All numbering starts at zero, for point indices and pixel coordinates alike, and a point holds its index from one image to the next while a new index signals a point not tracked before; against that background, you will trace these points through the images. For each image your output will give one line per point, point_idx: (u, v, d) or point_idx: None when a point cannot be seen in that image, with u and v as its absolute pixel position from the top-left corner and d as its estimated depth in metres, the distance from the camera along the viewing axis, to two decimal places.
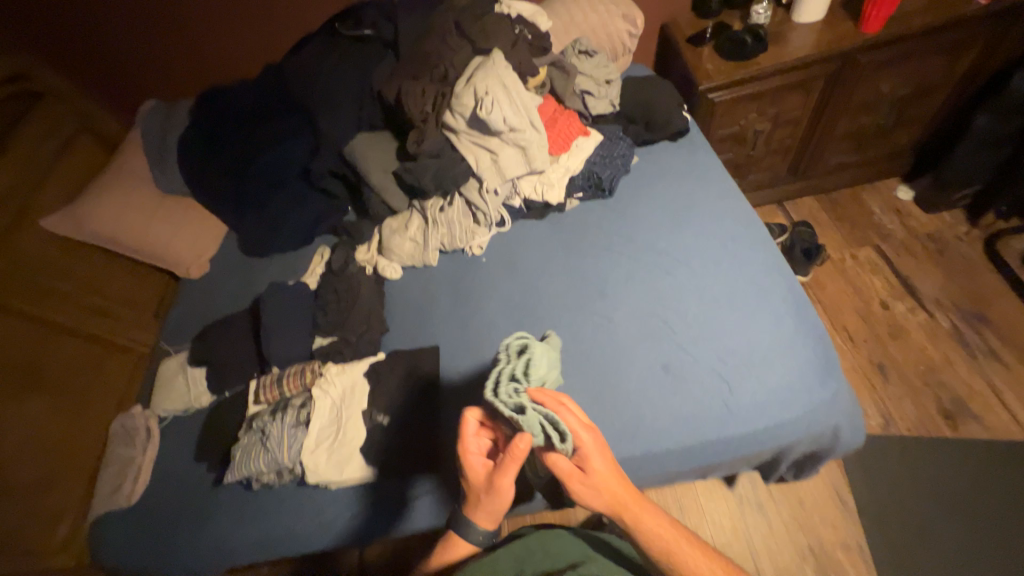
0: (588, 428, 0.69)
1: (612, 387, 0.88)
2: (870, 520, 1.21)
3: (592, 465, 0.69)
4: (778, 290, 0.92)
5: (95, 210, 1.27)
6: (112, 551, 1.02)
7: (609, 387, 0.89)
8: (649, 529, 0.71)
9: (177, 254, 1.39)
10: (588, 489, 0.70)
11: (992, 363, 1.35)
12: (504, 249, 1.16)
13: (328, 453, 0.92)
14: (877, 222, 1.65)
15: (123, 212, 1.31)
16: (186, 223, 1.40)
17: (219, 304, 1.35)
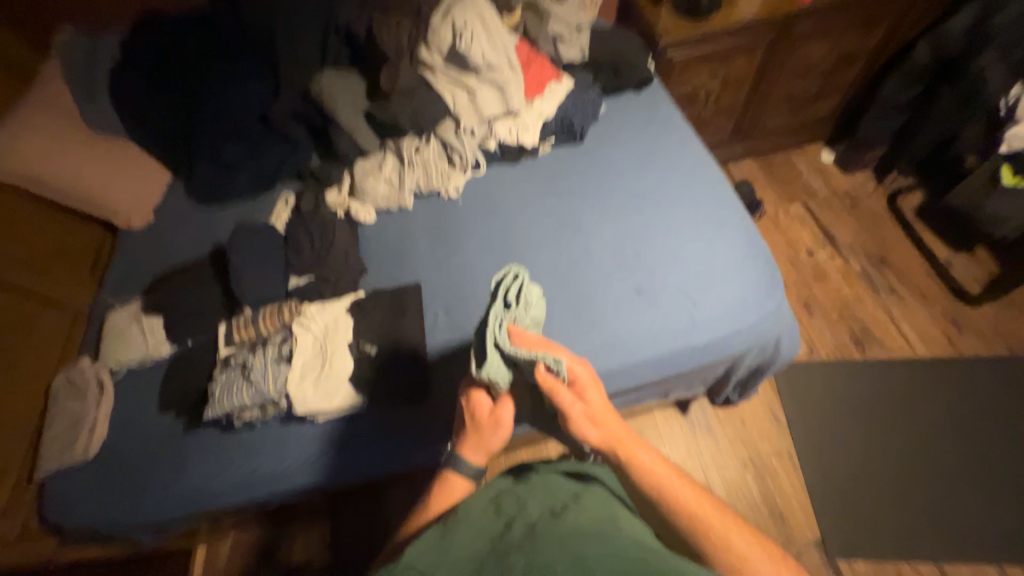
0: (583, 363, 0.70)
1: (592, 310, 0.96)
2: (799, 431, 1.40)
3: (588, 396, 0.70)
4: (733, 222, 1.03)
5: (13, 147, 1.12)
6: (67, 509, 0.95)
7: (589, 310, 0.96)
8: (646, 470, 0.68)
9: (114, 200, 1.26)
10: (584, 420, 0.70)
11: (891, 298, 1.59)
12: (481, 191, 1.18)
13: (314, 385, 0.91)
14: (805, 182, 1.86)
15: (50, 149, 1.17)
16: (123, 167, 1.27)
17: (169, 254, 1.25)
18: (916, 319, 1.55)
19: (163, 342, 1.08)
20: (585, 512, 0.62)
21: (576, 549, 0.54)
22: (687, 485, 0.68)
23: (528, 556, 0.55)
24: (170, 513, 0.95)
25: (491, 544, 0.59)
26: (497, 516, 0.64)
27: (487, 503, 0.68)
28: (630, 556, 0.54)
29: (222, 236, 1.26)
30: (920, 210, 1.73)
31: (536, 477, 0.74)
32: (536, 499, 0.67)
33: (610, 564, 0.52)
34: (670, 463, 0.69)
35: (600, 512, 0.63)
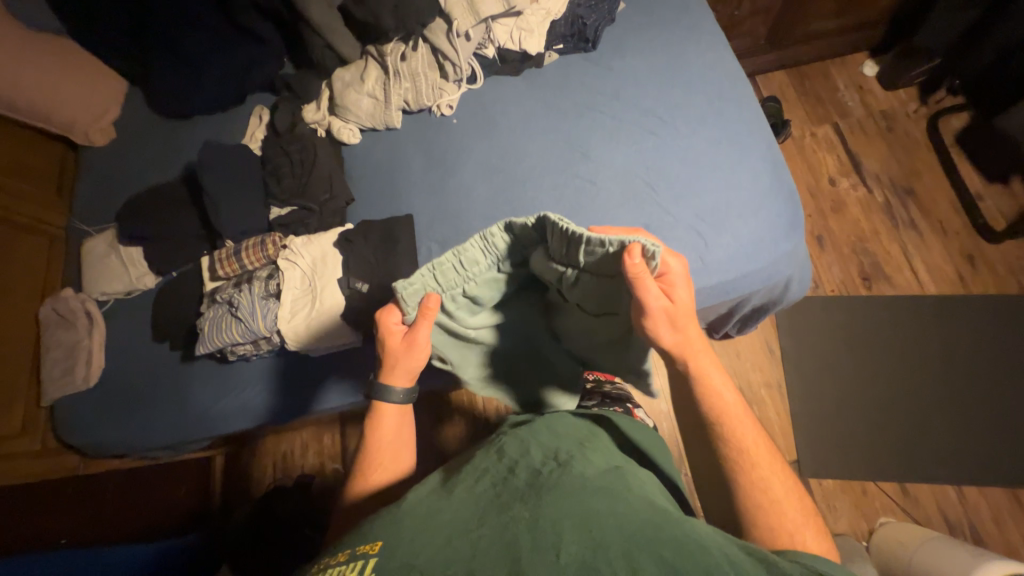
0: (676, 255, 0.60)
1: None
2: (792, 364, 1.42)
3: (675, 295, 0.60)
4: (759, 150, 0.92)
5: None
6: (77, 433, 0.98)
7: None
8: (715, 392, 0.64)
9: (71, 112, 1.14)
10: (665, 320, 0.60)
11: (909, 232, 1.52)
12: (478, 108, 1.05)
13: (306, 321, 0.87)
14: (840, 100, 1.68)
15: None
16: (67, 74, 1.12)
17: (139, 176, 1.15)
18: (931, 255, 1.49)
19: (146, 273, 1.03)
20: (590, 464, 0.62)
21: (578, 500, 0.53)
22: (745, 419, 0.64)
23: (530, 501, 0.54)
24: (173, 437, 0.97)
25: (494, 487, 0.59)
26: (503, 462, 0.64)
27: (493, 450, 0.68)
28: (631, 509, 0.53)
29: (194, 156, 1.15)
30: (961, 135, 1.58)
31: (551, 419, 0.75)
32: (545, 447, 0.66)
33: (610, 517, 0.51)
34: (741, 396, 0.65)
35: (606, 466, 0.63)
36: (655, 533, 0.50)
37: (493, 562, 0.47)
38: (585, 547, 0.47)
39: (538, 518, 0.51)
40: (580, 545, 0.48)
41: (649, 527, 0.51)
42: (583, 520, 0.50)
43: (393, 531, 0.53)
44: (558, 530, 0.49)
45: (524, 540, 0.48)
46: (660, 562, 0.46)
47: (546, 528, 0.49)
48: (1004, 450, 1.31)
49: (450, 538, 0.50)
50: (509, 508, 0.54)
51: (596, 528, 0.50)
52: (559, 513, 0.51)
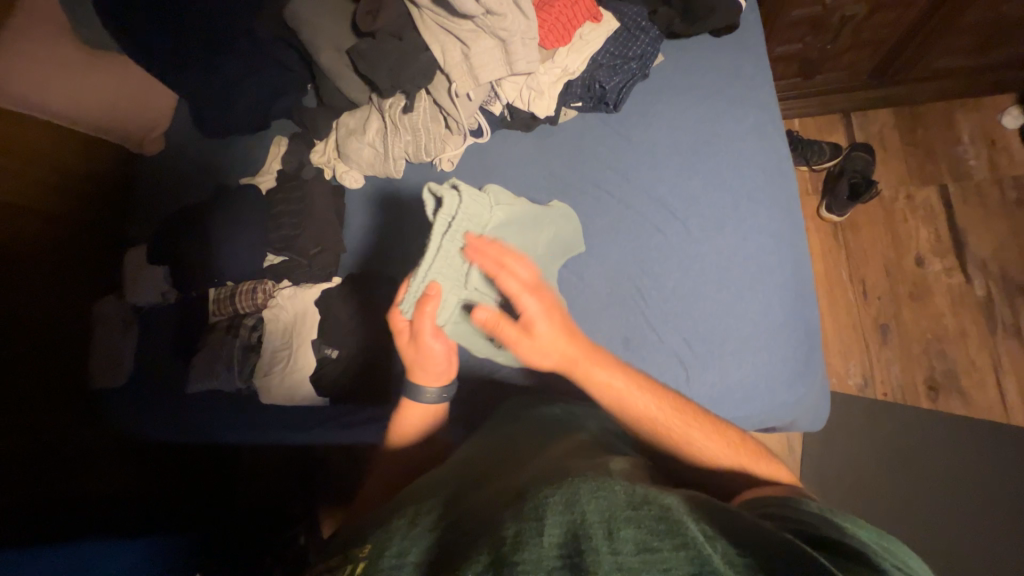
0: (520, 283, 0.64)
1: None
2: (814, 473, 1.22)
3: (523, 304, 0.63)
4: (781, 275, 0.78)
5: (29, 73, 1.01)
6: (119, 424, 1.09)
7: None
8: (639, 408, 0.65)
9: (121, 126, 1.15)
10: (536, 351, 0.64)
11: (1006, 341, 1.23)
12: (479, 167, 0.99)
13: (279, 376, 0.95)
14: (957, 156, 1.35)
15: (34, 63, 1.01)
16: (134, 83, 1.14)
17: (170, 192, 1.23)
18: None
19: (166, 289, 1.12)
20: (572, 462, 0.56)
21: (554, 487, 0.46)
22: (645, 398, 0.66)
23: (510, 508, 0.47)
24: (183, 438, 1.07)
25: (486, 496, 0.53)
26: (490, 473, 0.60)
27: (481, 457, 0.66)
28: (610, 484, 0.46)
29: (218, 178, 1.21)
30: None
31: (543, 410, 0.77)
32: (516, 455, 0.64)
33: (588, 493, 0.44)
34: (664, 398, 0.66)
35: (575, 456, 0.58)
36: (634, 508, 0.43)
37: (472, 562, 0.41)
38: (563, 530, 0.41)
39: (516, 514, 0.44)
40: (561, 525, 0.41)
41: (629, 501, 0.44)
42: (565, 502, 0.44)
43: (390, 539, 0.48)
44: (538, 515, 0.43)
45: (505, 540, 0.41)
46: (641, 538, 0.40)
47: (528, 524, 0.42)
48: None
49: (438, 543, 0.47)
50: (497, 510, 0.48)
51: (577, 506, 0.43)
52: (537, 505, 0.44)
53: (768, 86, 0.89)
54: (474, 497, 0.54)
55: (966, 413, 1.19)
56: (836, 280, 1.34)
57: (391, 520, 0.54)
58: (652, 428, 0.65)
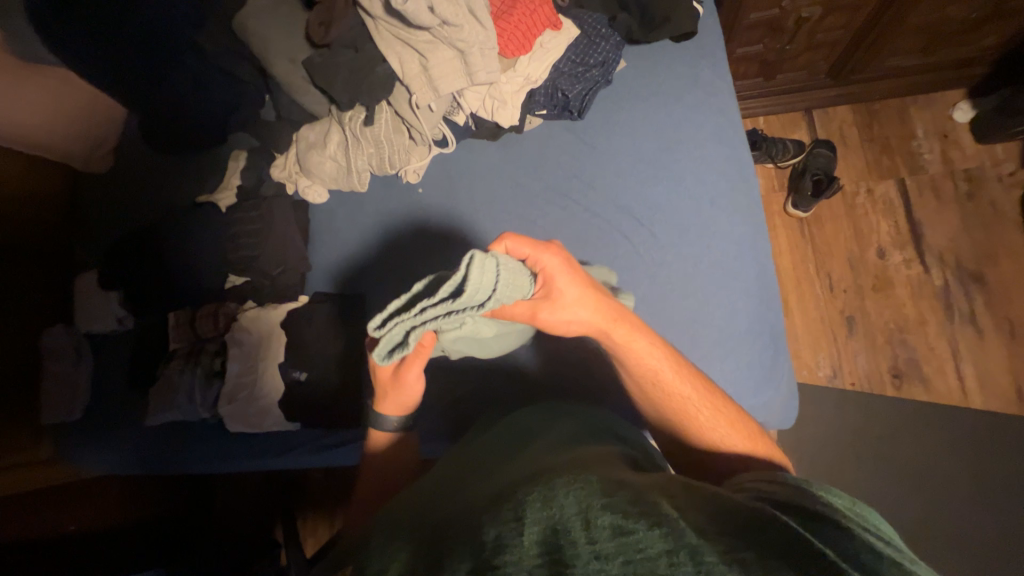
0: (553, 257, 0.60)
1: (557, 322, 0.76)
2: None
3: (558, 287, 0.61)
4: (747, 279, 0.79)
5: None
6: (76, 457, 1.04)
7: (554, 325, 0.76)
8: (674, 389, 0.66)
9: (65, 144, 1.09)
10: (570, 320, 0.63)
11: (964, 328, 1.28)
12: (444, 178, 0.97)
13: (244, 403, 0.91)
14: (912, 150, 1.40)
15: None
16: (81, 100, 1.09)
17: (121, 210, 1.17)
18: (986, 359, 1.25)
19: (122, 314, 1.06)
20: (555, 458, 0.54)
21: (532, 487, 0.46)
22: (680, 376, 0.66)
23: (489, 509, 0.46)
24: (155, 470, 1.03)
25: (466, 503, 0.51)
26: (473, 480, 0.58)
27: (466, 463, 0.64)
28: (587, 477, 0.46)
29: (173, 195, 1.15)
30: None
31: (516, 417, 0.74)
32: (502, 457, 0.62)
33: (564, 488, 0.44)
34: (699, 382, 0.67)
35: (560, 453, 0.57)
36: (609, 495, 0.42)
37: (449, 565, 0.39)
38: (540, 525, 0.40)
39: (495, 517, 0.43)
40: (538, 522, 0.40)
41: (604, 490, 0.43)
42: (542, 500, 0.43)
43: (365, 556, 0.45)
44: (516, 515, 0.42)
45: (483, 544, 0.40)
46: (618, 520, 0.39)
47: (508, 525, 0.41)
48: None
49: (415, 553, 0.45)
50: (474, 516, 0.46)
51: (555, 501, 0.42)
52: (516, 506, 0.43)
53: (728, 91, 0.90)
54: (453, 505, 0.53)
55: (928, 399, 1.23)
56: (803, 274, 1.38)
57: (374, 538, 0.52)
58: (683, 404, 0.66)
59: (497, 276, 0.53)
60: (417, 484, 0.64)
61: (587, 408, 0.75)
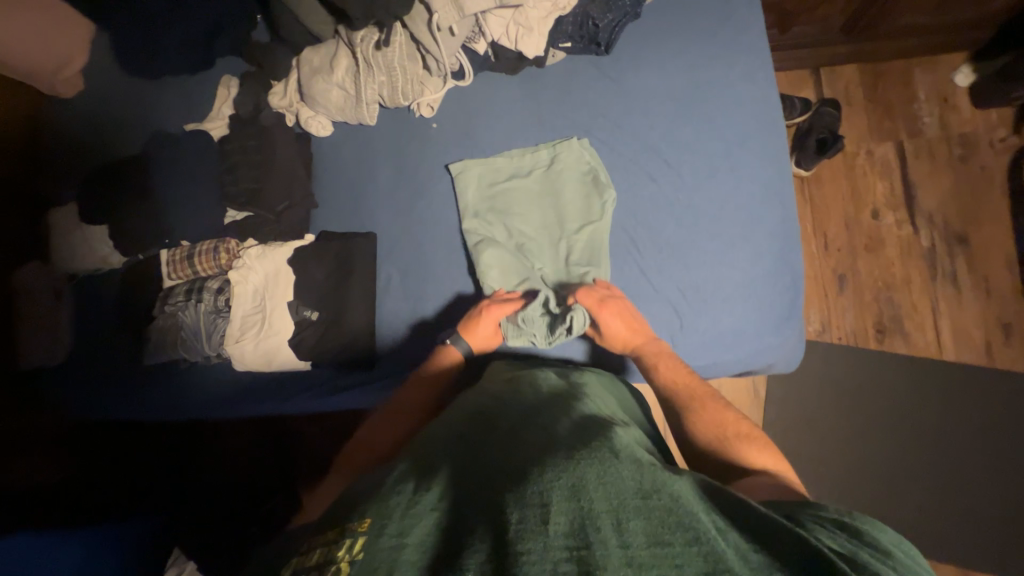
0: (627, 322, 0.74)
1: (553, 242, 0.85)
2: (775, 408, 1.33)
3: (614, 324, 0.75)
4: (771, 222, 0.79)
5: None
6: (61, 403, 0.98)
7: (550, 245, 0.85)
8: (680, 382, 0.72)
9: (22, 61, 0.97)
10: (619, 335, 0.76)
11: (944, 286, 1.35)
12: (461, 114, 0.92)
13: (253, 342, 0.86)
14: (914, 113, 1.42)
15: None
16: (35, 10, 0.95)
17: (88, 138, 1.05)
18: (962, 316, 1.33)
19: (107, 252, 0.99)
20: (574, 432, 0.55)
21: (557, 469, 0.47)
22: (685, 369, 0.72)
23: (510, 484, 0.47)
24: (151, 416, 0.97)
25: (478, 466, 0.52)
26: (490, 435, 0.59)
27: (475, 418, 0.64)
28: (616, 470, 0.47)
29: (151, 123, 1.05)
30: None
31: (530, 378, 0.74)
32: (520, 413, 0.63)
33: (593, 480, 0.45)
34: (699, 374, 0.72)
35: (583, 425, 0.57)
36: (643, 498, 0.44)
37: (476, 546, 0.42)
38: (571, 516, 0.42)
39: (520, 496, 0.45)
40: (568, 514, 0.42)
41: (636, 491, 0.45)
42: (570, 490, 0.44)
43: (388, 513, 0.45)
44: (544, 501, 0.43)
45: (508, 527, 0.42)
46: (653, 530, 0.42)
47: (535, 511, 0.43)
48: (987, 548, 1.21)
49: (435, 520, 0.46)
50: (493, 488, 0.47)
51: (583, 494, 0.44)
52: (542, 490, 0.44)
53: (760, 30, 0.87)
54: (464, 464, 0.54)
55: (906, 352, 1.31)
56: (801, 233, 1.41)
57: (383, 485, 0.51)
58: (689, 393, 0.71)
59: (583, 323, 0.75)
60: (426, 432, 0.64)
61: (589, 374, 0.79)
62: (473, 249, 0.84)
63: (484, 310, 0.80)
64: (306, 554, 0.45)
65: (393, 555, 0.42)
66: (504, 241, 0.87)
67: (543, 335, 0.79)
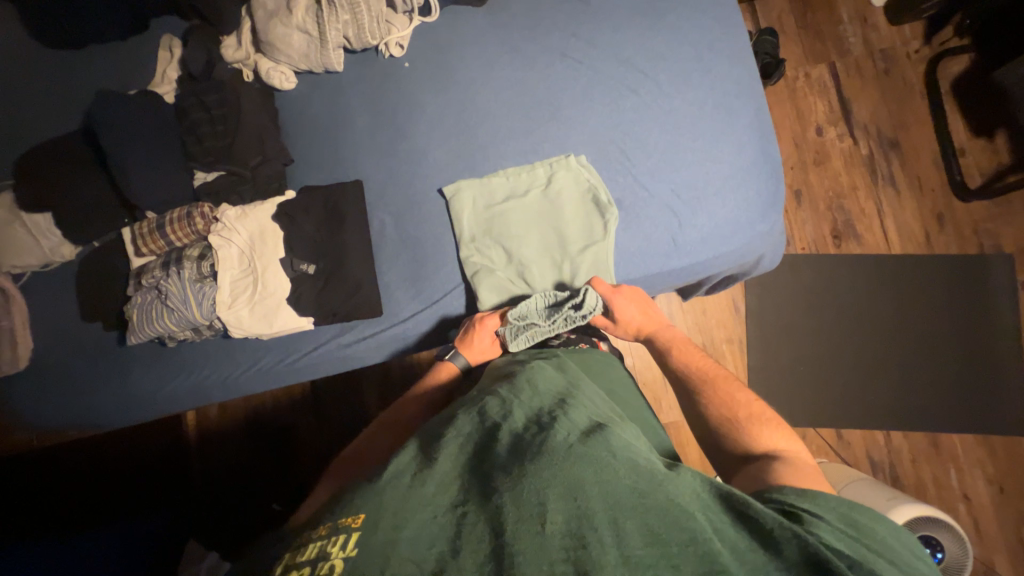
0: (637, 309, 0.80)
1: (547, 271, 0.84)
2: (754, 320, 1.42)
3: (626, 311, 0.80)
4: (746, 118, 0.85)
5: None
6: (32, 412, 0.89)
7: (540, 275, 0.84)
8: (697, 359, 0.79)
9: None
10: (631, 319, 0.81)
11: (885, 189, 1.48)
12: (434, 49, 0.90)
13: (249, 306, 0.81)
14: (841, 35, 1.54)
15: None
16: None
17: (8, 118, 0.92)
18: (902, 213, 1.47)
19: (58, 241, 0.89)
20: (573, 425, 0.56)
21: (557, 467, 0.49)
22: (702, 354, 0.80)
23: (510, 479, 0.49)
24: (147, 408, 0.92)
25: (476, 461, 0.54)
26: (487, 427, 0.58)
27: (473, 405, 0.64)
28: (613, 471, 0.49)
29: (85, 95, 0.94)
30: (957, 83, 1.49)
31: (528, 365, 0.74)
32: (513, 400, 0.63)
33: (592, 481, 0.48)
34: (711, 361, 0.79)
35: (581, 417, 0.59)
36: (640, 498, 0.47)
37: (474, 545, 0.44)
38: (569, 514, 0.45)
39: (518, 493, 0.47)
40: (565, 513, 0.45)
41: (634, 492, 0.47)
42: (567, 489, 0.47)
43: (384, 508, 0.46)
44: (541, 501, 0.46)
45: (506, 523, 0.44)
46: (647, 529, 0.45)
47: (533, 509, 0.45)
48: (943, 413, 1.37)
49: (434, 514, 0.47)
50: (491, 484, 0.49)
51: (581, 494, 0.47)
52: (540, 489, 0.47)
53: None
54: (462, 460, 0.54)
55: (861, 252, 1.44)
56: None
57: (380, 476, 0.50)
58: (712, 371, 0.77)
59: (596, 302, 0.77)
60: (429, 424, 0.63)
61: (577, 357, 0.79)
62: (472, 279, 0.83)
63: (478, 324, 0.79)
64: (299, 545, 0.45)
65: (388, 549, 0.43)
66: (504, 266, 0.85)
67: (550, 325, 0.79)
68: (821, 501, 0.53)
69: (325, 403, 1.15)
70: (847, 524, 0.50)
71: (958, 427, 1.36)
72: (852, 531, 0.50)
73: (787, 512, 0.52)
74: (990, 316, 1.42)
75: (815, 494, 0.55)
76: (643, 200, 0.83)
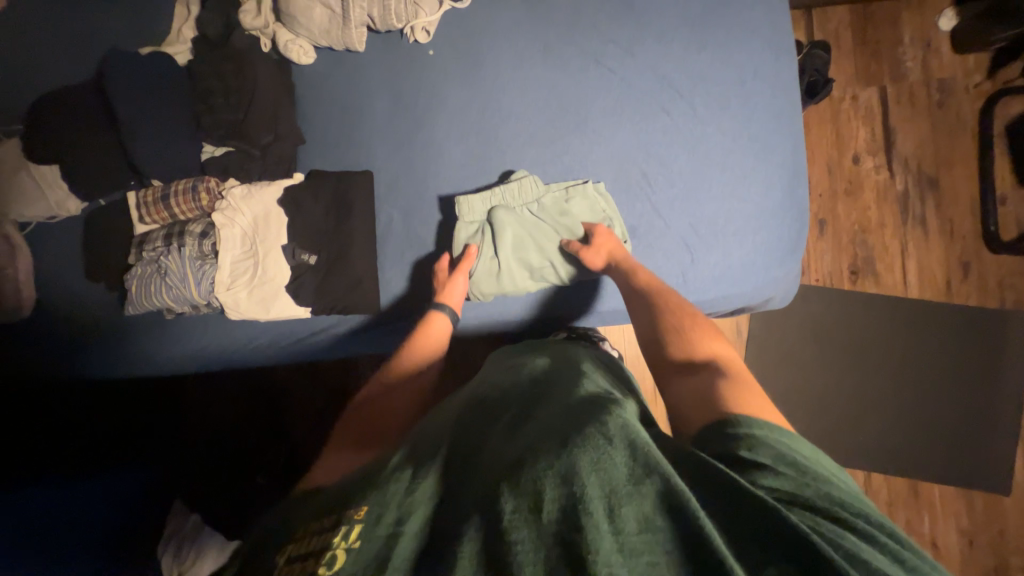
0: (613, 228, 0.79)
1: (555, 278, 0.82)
2: (754, 346, 1.41)
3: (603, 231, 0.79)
4: (778, 156, 0.81)
5: None
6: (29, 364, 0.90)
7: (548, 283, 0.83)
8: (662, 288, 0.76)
9: None
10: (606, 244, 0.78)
11: (913, 229, 1.42)
12: (462, 39, 0.85)
13: (247, 289, 0.80)
14: (898, 58, 1.43)
15: None
16: None
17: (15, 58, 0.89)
18: (927, 257, 1.42)
19: (63, 196, 0.88)
20: (573, 412, 0.52)
21: (552, 452, 0.45)
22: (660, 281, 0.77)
23: (505, 469, 0.45)
24: (141, 373, 0.93)
25: (475, 453, 0.52)
26: (491, 422, 0.57)
27: (477, 402, 0.62)
28: (610, 451, 0.44)
29: (97, 45, 0.91)
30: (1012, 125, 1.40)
31: (532, 358, 0.71)
32: (516, 397, 0.60)
33: (586, 460, 0.43)
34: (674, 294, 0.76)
35: (580, 403, 0.54)
36: (637, 482, 0.42)
37: (466, 533, 0.41)
38: (561, 499, 0.41)
39: (511, 482, 0.43)
40: (558, 498, 0.41)
41: (631, 473, 0.42)
42: (560, 473, 0.42)
43: (387, 503, 0.46)
44: (535, 488, 0.42)
45: (496, 512, 0.41)
46: (645, 515, 0.40)
47: (524, 499, 0.42)
48: (928, 462, 1.36)
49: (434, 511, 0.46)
50: (487, 475, 0.47)
51: (574, 477, 0.42)
52: (533, 475, 0.43)
53: None
54: (464, 453, 0.53)
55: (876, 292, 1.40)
56: None
57: (381, 472, 0.50)
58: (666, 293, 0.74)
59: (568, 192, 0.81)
60: (432, 419, 0.62)
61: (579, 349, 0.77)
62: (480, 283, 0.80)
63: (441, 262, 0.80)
64: (303, 536, 0.45)
65: (388, 542, 0.42)
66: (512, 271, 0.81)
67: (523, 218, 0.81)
68: (767, 446, 0.48)
69: (318, 379, 1.16)
70: (805, 475, 0.45)
71: (941, 479, 1.36)
72: (813, 482, 0.44)
73: (797, 489, 0.43)
74: (997, 372, 1.39)
75: (762, 433, 0.49)
76: (658, 229, 0.80)
